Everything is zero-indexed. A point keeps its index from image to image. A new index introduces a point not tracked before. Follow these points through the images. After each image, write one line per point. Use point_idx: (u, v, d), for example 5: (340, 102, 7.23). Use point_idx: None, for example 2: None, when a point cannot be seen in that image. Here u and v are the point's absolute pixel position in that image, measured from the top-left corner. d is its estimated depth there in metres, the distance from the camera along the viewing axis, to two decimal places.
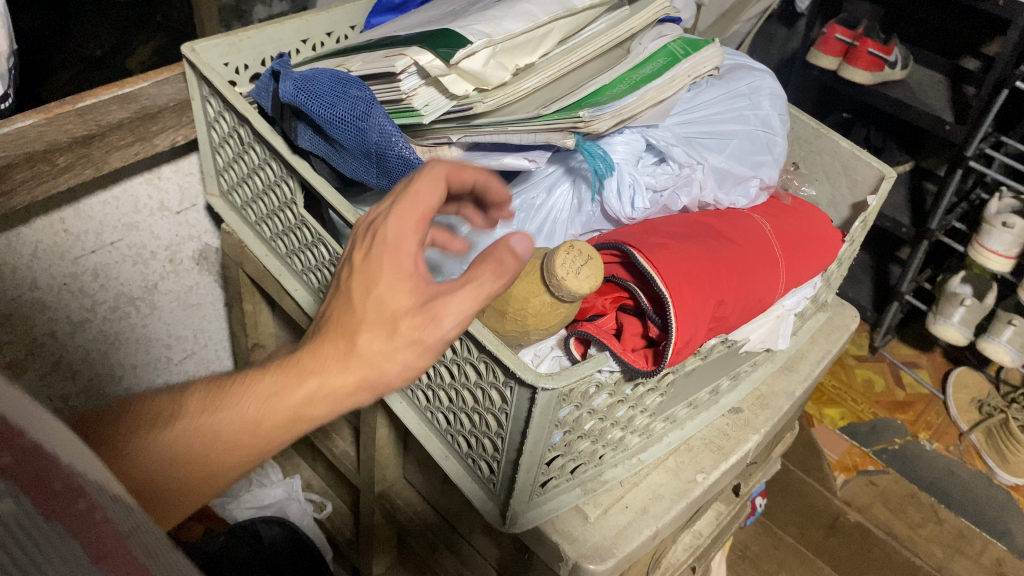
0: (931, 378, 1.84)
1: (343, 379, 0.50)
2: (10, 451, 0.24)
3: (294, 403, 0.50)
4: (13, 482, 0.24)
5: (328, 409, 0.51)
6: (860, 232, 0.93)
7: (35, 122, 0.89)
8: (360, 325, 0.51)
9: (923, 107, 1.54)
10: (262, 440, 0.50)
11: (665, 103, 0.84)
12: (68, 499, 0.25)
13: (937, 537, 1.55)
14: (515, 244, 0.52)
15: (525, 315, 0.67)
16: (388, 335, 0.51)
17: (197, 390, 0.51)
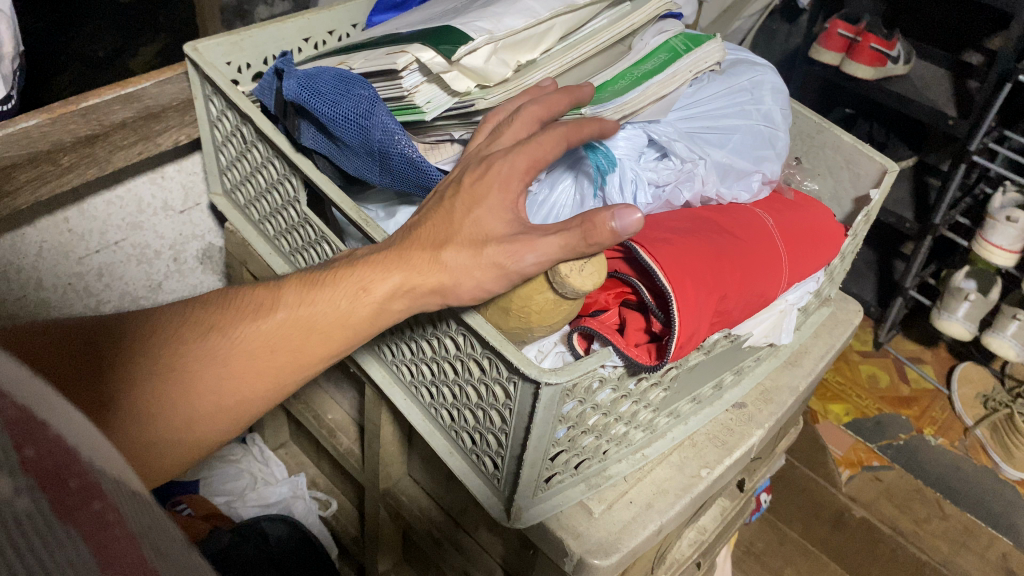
0: (936, 373, 1.83)
1: (321, 345, 0.65)
2: (23, 438, 0.18)
3: (278, 363, 0.65)
4: (27, 469, 0.17)
5: (308, 367, 0.66)
6: (862, 227, 0.93)
7: (38, 123, 0.88)
8: (338, 300, 0.64)
9: (926, 102, 1.53)
10: (350, 329, 0.65)
11: (669, 97, 0.83)
12: (83, 498, 0.18)
13: (942, 533, 1.55)
14: (618, 217, 0.55)
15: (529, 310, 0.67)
16: (395, 290, 0.63)
17: (295, 283, 0.67)
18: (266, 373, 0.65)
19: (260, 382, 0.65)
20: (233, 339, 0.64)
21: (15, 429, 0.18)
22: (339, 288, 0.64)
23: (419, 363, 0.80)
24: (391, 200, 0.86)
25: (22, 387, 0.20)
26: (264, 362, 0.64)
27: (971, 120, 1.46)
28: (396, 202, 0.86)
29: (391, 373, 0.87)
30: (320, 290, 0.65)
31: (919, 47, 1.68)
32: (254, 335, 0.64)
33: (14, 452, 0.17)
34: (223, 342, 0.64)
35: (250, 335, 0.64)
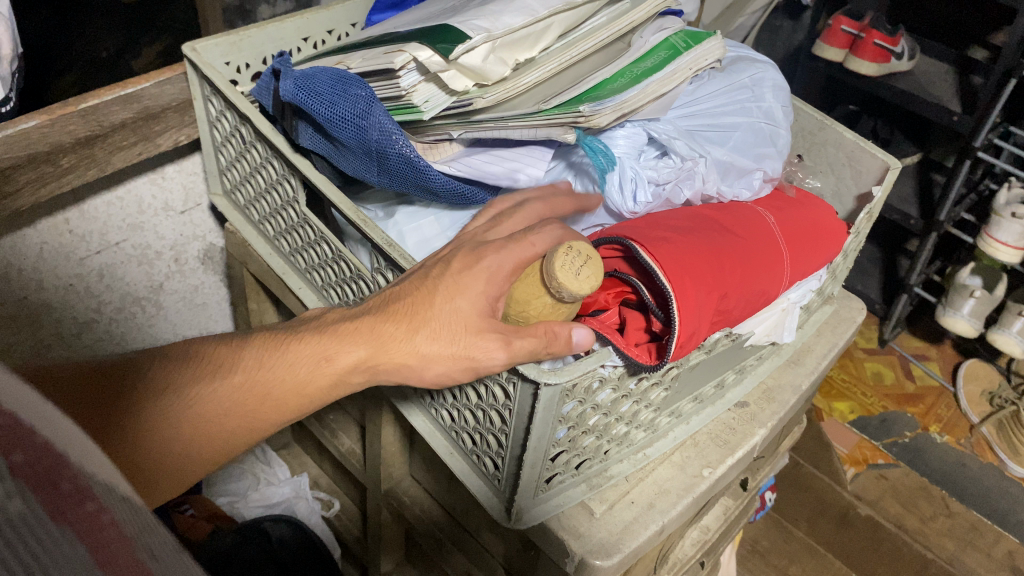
0: (941, 370, 1.82)
1: (287, 409, 0.65)
2: (10, 440, 0.17)
3: (247, 421, 0.64)
4: (15, 475, 0.16)
5: (263, 428, 0.65)
6: (863, 225, 0.93)
7: (38, 124, 0.89)
8: (307, 365, 0.65)
9: (931, 98, 1.53)
10: (307, 398, 0.65)
11: (667, 96, 0.82)
12: (76, 496, 0.17)
13: (948, 530, 1.54)
14: (575, 340, 0.63)
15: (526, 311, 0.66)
16: (363, 363, 0.65)
17: (254, 344, 0.66)
18: (229, 437, 0.63)
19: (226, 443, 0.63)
20: (208, 392, 0.62)
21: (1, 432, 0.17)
22: (304, 354, 0.66)
23: None
24: (390, 201, 0.86)
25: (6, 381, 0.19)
26: (234, 421, 0.63)
27: (975, 117, 1.45)
28: (396, 202, 0.85)
29: None
30: (289, 354, 0.66)
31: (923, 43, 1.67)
32: (225, 392, 0.63)
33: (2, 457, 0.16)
34: (200, 393, 0.62)
35: (223, 392, 0.63)
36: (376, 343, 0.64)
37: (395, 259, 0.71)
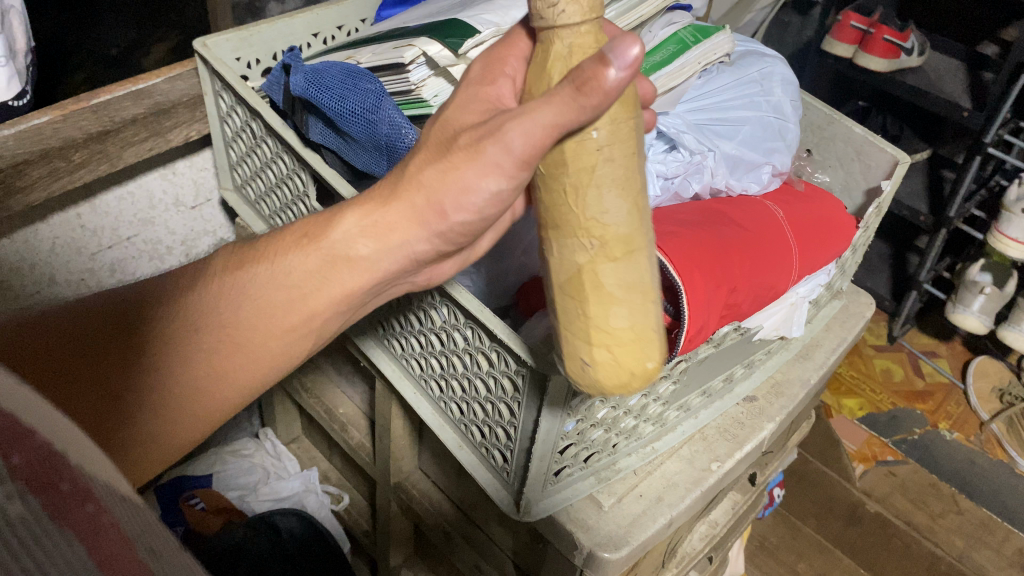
0: (951, 367, 1.81)
1: (300, 313, 0.61)
2: (12, 443, 0.20)
3: (264, 340, 0.61)
4: (16, 478, 0.19)
5: (273, 349, 0.62)
6: (874, 219, 0.92)
7: (50, 119, 0.89)
8: (298, 261, 0.60)
9: (940, 94, 1.52)
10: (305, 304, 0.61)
11: (676, 90, 0.84)
12: (74, 498, 0.20)
13: (958, 528, 1.54)
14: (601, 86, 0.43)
15: (568, 308, 0.53)
16: (356, 230, 0.57)
17: (236, 259, 0.62)
18: (251, 356, 0.62)
19: (252, 365, 0.62)
20: (215, 322, 0.60)
21: (6, 437, 0.20)
22: (284, 254, 0.61)
23: (429, 356, 0.81)
24: None
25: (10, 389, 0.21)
26: (247, 342, 0.61)
27: (985, 113, 1.44)
28: None
29: (401, 367, 0.87)
30: (279, 251, 0.61)
31: (932, 39, 1.67)
32: (231, 313, 0.61)
33: (4, 458, 0.19)
34: (204, 324, 0.60)
35: (227, 314, 0.60)
36: (365, 210, 0.57)
37: None
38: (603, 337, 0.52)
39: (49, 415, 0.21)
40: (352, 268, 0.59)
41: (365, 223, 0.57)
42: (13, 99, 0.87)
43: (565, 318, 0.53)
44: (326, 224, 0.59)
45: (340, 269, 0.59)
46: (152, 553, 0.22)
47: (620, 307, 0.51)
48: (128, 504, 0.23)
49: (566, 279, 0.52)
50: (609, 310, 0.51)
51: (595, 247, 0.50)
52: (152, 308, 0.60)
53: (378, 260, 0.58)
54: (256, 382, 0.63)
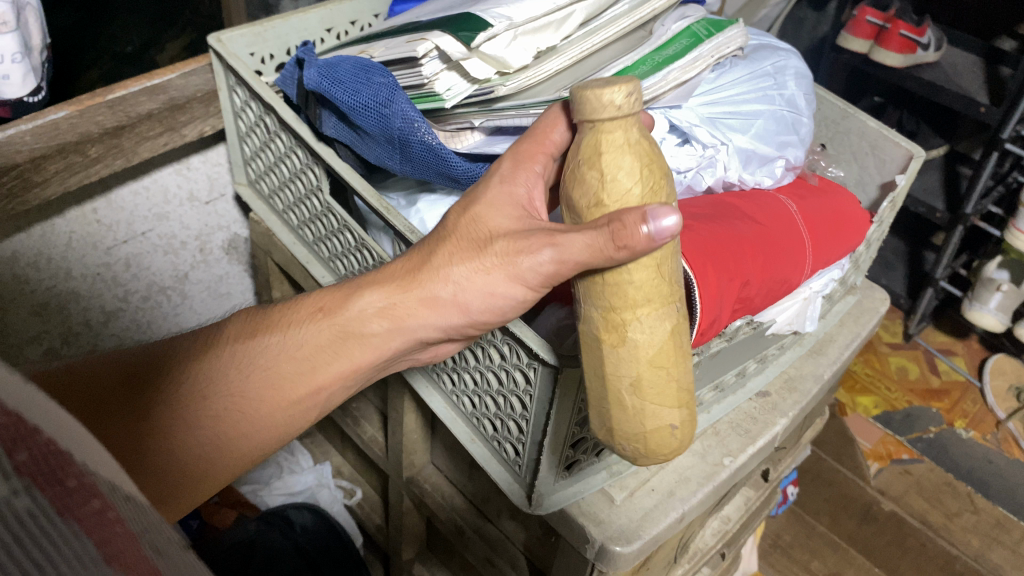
0: (967, 365, 1.80)
1: (305, 387, 0.64)
2: (16, 443, 0.20)
3: (274, 411, 0.63)
4: (22, 474, 0.19)
5: (276, 421, 0.64)
6: (888, 213, 0.92)
7: (67, 115, 0.91)
8: (309, 335, 0.64)
9: (956, 89, 1.51)
10: (311, 381, 0.64)
11: (690, 83, 0.82)
12: (79, 494, 0.21)
13: (973, 527, 1.53)
14: (654, 221, 0.50)
15: (662, 382, 0.57)
16: (372, 309, 0.63)
17: (249, 324, 0.65)
18: (261, 424, 0.63)
19: (263, 431, 0.63)
20: (230, 388, 0.62)
21: (11, 435, 0.20)
22: (299, 326, 0.64)
23: None
24: (412, 188, 0.87)
25: (14, 387, 0.21)
26: (259, 409, 0.63)
27: (1002, 108, 1.43)
28: (417, 190, 0.86)
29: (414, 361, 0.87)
30: (290, 323, 0.65)
31: (949, 34, 1.65)
32: (244, 381, 0.63)
33: (9, 457, 0.19)
34: (221, 389, 0.61)
35: (240, 380, 0.62)
36: (387, 289, 0.63)
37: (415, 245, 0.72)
38: (681, 403, 0.58)
39: (52, 413, 0.21)
40: (363, 344, 0.64)
41: (382, 305, 0.63)
42: (29, 95, 0.89)
43: (658, 397, 0.57)
44: (341, 302, 0.64)
45: (352, 344, 0.64)
46: (155, 550, 0.23)
47: (688, 360, 0.59)
48: (133, 506, 0.23)
49: (659, 353, 0.56)
50: (683, 375, 0.59)
51: (676, 310, 0.57)
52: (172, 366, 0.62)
53: (389, 338, 0.64)
54: (262, 449, 0.64)
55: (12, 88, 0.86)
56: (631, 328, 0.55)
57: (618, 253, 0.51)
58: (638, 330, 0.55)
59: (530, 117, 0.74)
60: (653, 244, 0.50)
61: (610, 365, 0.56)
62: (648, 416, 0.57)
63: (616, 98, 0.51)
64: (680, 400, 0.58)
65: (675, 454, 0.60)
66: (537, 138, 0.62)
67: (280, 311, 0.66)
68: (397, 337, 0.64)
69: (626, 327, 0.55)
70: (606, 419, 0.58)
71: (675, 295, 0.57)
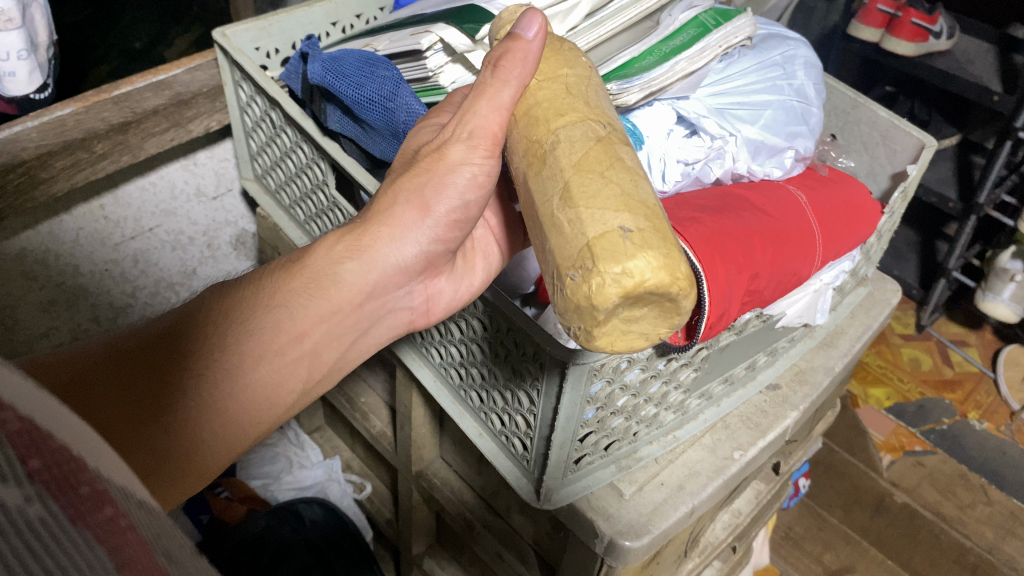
0: (981, 357, 1.78)
1: (289, 341, 0.61)
2: (28, 448, 0.18)
3: (260, 365, 0.59)
4: (35, 481, 0.18)
5: (263, 377, 0.60)
6: (899, 204, 0.90)
7: (73, 111, 0.90)
8: (279, 287, 0.61)
9: (969, 78, 1.49)
10: (290, 328, 0.61)
11: (698, 73, 0.82)
12: (93, 501, 0.19)
13: (988, 519, 1.52)
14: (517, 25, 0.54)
15: (594, 181, 0.46)
16: (339, 248, 0.62)
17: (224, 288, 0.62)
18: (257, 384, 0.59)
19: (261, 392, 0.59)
20: (212, 345, 0.57)
21: (21, 437, 0.18)
22: (267, 281, 0.62)
23: (448, 345, 0.81)
24: None
25: (31, 389, 0.20)
26: (248, 370, 0.59)
27: (1017, 97, 1.41)
28: None
29: (420, 355, 0.87)
30: (257, 281, 0.62)
31: (962, 22, 1.63)
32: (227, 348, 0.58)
33: (21, 463, 0.18)
34: (203, 346, 0.57)
35: (219, 338, 0.58)
36: (350, 230, 0.63)
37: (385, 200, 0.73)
38: (634, 201, 0.46)
39: (56, 411, 0.20)
40: (340, 285, 0.62)
41: (346, 243, 0.62)
42: (35, 91, 0.89)
43: (596, 200, 0.46)
44: (306, 252, 0.63)
45: (328, 284, 0.62)
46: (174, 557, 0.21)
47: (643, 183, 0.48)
48: (143, 511, 0.21)
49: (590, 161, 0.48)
50: (635, 182, 0.48)
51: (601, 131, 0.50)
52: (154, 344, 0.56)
53: (364, 273, 0.63)
54: (262, 413, 0.60)
55: (18, 85, 0.86)
56: (549, 142, 0.50)
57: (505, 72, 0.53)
58: (557, 139, 0.50)
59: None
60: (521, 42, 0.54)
61: (541, 194, 0.49)
62: (588, 219, 0.45)
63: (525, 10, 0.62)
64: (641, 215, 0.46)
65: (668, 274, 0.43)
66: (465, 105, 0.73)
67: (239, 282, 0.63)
68: (369, 270, 0.63)
69: (545, 143, 0.51)
70: (553, 259, 0.47)
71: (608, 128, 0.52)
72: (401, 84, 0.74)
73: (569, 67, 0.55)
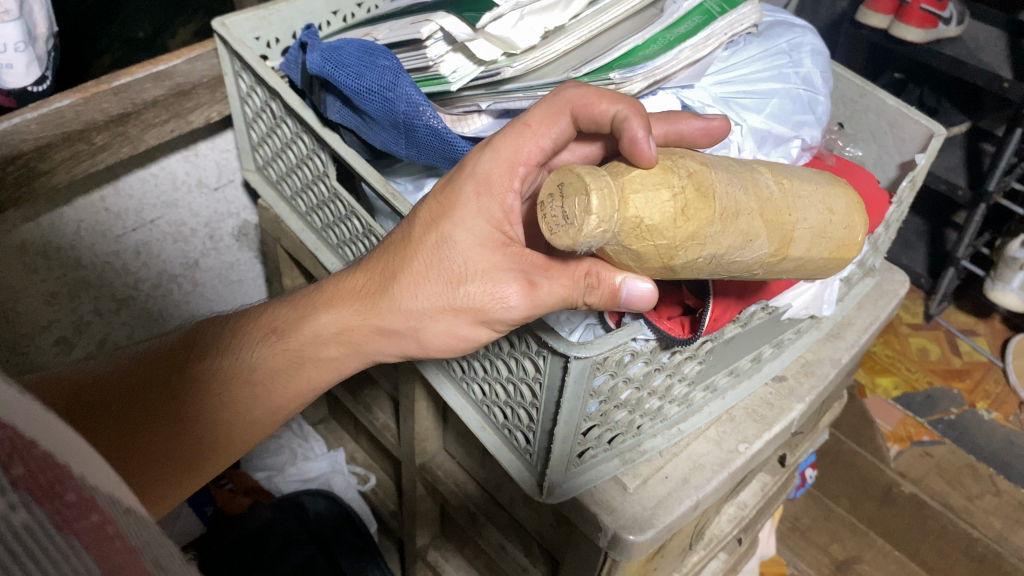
0: (989, 346, 1.76)
1: (263, 409, 0.67)
2: (15, 455, 0.19)
3: (232, 430, 0.66)
4: (20, 487, 0.18)
5: (235, 440, 0.67)
6: (908, 192, 0.88)
7: (72, 102, 0.90)
8: (261, 359, 0.65)
9: (979, 65, 1.46)
10: (265, 402, 0.66)
11: (702, 61, 0.80)
12: (77, 509, 0.19)
13: (998, 509, 1.48)
14: (629, 285, 0.55)
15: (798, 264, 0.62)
16: (328, 333, 0.64)
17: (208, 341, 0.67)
18: (225, 437, 0.66)
19: (232, 446, 0.67)
20: (191, 410, 0.63)
21: (7, 448, 0.18)
22: (252, 348, 0.66)
23: None
24: (419, 173, 0.84)
25: (16, 400, 0.20)
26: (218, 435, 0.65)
27: None
28: (425, 175, 0.83)
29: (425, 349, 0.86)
30: (241, 344, 0.66)
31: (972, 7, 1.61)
32: (208, 402, 0.64)
33: (4, 472, 0.18)
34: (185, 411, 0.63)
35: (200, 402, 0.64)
36: (346, 314, 0.63)
37: (384, 194, 0.72)
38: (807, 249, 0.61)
39: (47, 424, 0.20)
40: (319, 366, 0.66)
41: (337, 333, 0.64)
42: (34, 84, 0.88)
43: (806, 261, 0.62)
44: (293, 326, 0.65)
45: (308, 367, 0.65)
46: (158, 565, 0.21)
47: (805, 229, 0.59)
48: (134, 520, 0.22)
49: (766, 270, 0.59)
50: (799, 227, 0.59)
51: (764, 265, 0.58)
52: (143, 384, 0.63)
53: (346, 360, 0.65)
54: (228, 457, 0.68)
55: (16, 77, 0.85)
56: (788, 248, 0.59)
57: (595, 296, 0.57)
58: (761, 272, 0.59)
59: (539, 100, 0.73)
60: (621, 302, 0.56)
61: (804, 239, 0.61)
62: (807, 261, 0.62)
63: (567, 196, 0.48)
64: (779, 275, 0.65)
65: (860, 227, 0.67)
66: (521, 138, 0.57)
67: (235, 325, 0.68)
68: (352, 358, 0.65)
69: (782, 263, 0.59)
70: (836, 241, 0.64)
71: (759, 214, 0.54)
72: (400, 74, 0.73)
73: (670, 264, 0.52)
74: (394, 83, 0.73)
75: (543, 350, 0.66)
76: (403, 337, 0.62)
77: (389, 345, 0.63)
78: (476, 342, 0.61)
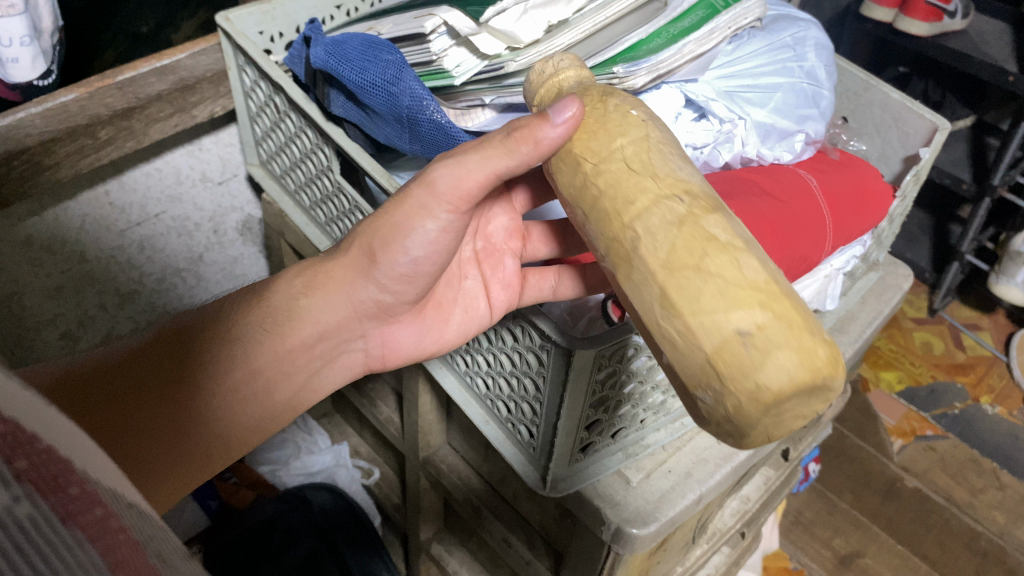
0: (993, 341, 1.74)
1: (246, 372, 0.65)
2: (17, 449, 0.19)
3: (216, 394, 0.64)
4: (24, 481, 0.18)
5: (221, 408, 0.64)
6: (911, 188, 0.88)
7: (77, 96, 0.90)
8: (237, 321, 0.66)
9: (984, 58, 1.45)
10: (246, 364, 0.65)
11: (708, 55, 0.80)
12: (82, 503, 0.19)
13: (999, 503, 1.50)
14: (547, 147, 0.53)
15: (688, 281, 0.44)
16: (296, 286, 0.67)
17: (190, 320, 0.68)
18: (210, 405, 0.64)
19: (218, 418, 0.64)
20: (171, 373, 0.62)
21: (13, 443, 0.18)
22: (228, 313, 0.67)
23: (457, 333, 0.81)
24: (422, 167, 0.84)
25: (20, 395, 0.20)
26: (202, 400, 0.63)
27: None
28: None
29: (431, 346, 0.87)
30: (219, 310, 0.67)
31: None
32: (190, 366, 0.63)
33: (7, 464, 0.18)
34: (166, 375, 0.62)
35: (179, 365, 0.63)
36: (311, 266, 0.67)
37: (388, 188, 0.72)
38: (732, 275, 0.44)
39: (49, 418, 0.20)
40: (300, 322, 0.66)
41: (303, 279, 0.67)
42: (39, 78, 0.88)
43: (714, 298, 0.44)
44: (268, 288, 0.68)
45: (285, 321, 0.66)
46: (162, 558, 0.22)
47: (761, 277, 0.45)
48: (136, 516, 0.22)
49: (671, 250, 0.45)
50: (735, 260, 0.44)
51: (686, 204, 0.46)
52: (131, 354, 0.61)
53: (319, 309, 0.67)
54: (219, 432, 0.65)
55: (21, 71, 0.86)
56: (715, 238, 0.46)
57: (520, 146, 0.51)
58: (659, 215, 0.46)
59: None
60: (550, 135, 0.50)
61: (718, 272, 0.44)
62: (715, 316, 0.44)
63: None
64: (691, 309, 0.44)
65: (812, 370, 0.42)
66: None
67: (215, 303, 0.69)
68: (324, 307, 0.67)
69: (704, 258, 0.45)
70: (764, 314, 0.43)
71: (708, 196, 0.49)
72: (403, 67, 0.73)
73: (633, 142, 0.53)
74: (399, 76, 0.73)
75: (546, 345, 0.66)
76: (359, 257, 0.64)
77: (356, 274, 0.65)
78: (442, 236, 0.61)
